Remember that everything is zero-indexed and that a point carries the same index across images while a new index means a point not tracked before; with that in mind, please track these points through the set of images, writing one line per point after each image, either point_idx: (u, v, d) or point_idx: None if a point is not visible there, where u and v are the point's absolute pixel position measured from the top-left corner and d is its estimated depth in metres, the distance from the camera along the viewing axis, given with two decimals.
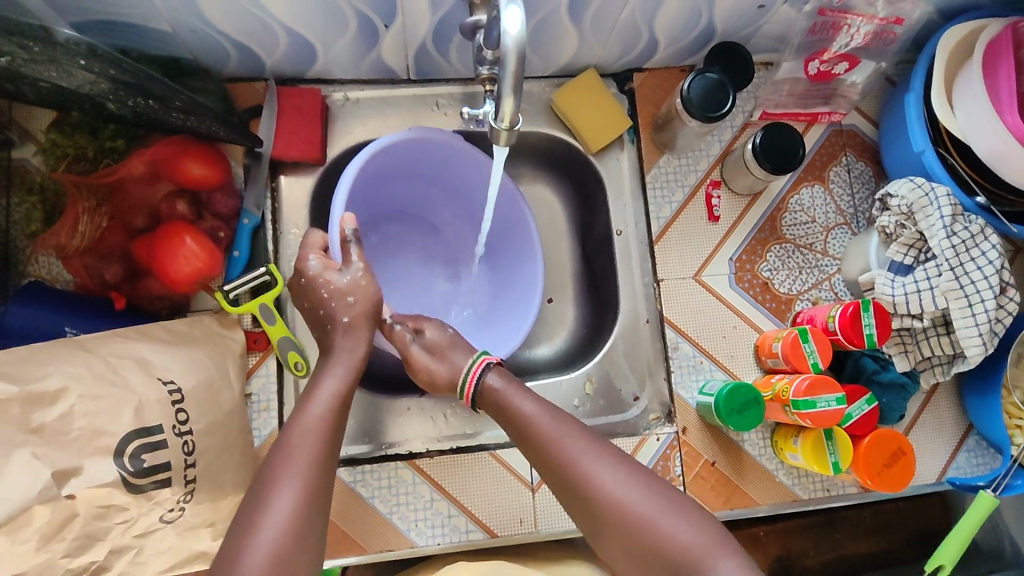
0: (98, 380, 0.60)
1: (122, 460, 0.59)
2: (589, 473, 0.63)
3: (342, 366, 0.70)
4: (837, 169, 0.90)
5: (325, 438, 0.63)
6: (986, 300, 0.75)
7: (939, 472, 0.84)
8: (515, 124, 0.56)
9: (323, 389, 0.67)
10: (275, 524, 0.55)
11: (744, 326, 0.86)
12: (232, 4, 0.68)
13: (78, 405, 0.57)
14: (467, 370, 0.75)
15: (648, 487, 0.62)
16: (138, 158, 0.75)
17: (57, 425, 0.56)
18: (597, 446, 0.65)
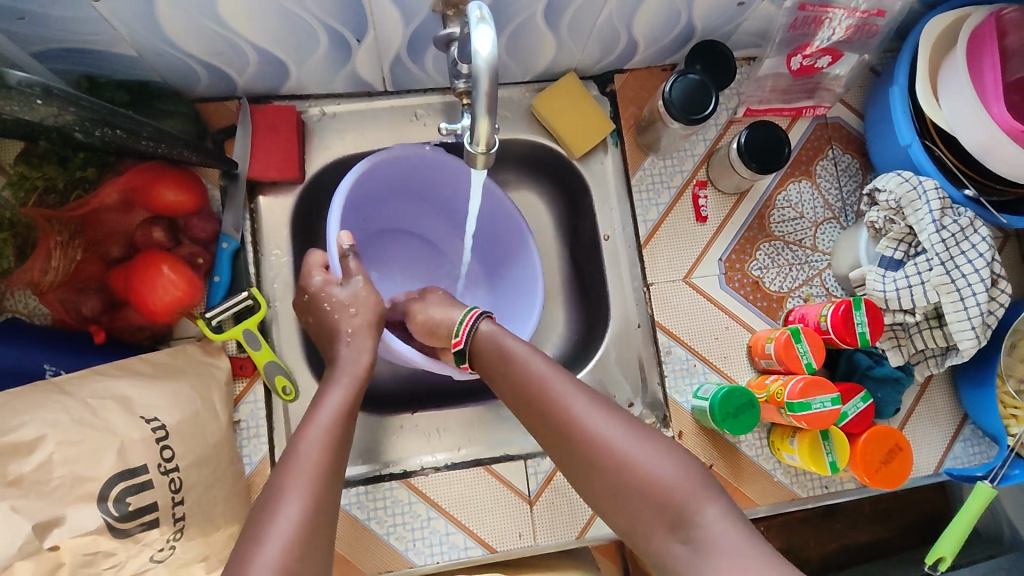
0: (78, 425, 0.58)
1: (106, 505, 0.57)
2: (576, 417, 0.61)
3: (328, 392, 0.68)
4: (823, 163, 0.89)
5: (336, 447, 0.60)
6: (977, 292, 0.74)
7: (936, 463, 0.84)
8: (493, 146, 0.55)
9: None
10: (282, 532, 0.52)
11: (736, 327, 0.85)
12: (196, 25, 0.66)
13: (58, 453, 0.56)
14: (461, 321, 0.74)
15: (636, 430, 0.60)
16: (112, 187, 0.73)
17: (36, 475, 0.55)
18: (585, 390, 0.64)
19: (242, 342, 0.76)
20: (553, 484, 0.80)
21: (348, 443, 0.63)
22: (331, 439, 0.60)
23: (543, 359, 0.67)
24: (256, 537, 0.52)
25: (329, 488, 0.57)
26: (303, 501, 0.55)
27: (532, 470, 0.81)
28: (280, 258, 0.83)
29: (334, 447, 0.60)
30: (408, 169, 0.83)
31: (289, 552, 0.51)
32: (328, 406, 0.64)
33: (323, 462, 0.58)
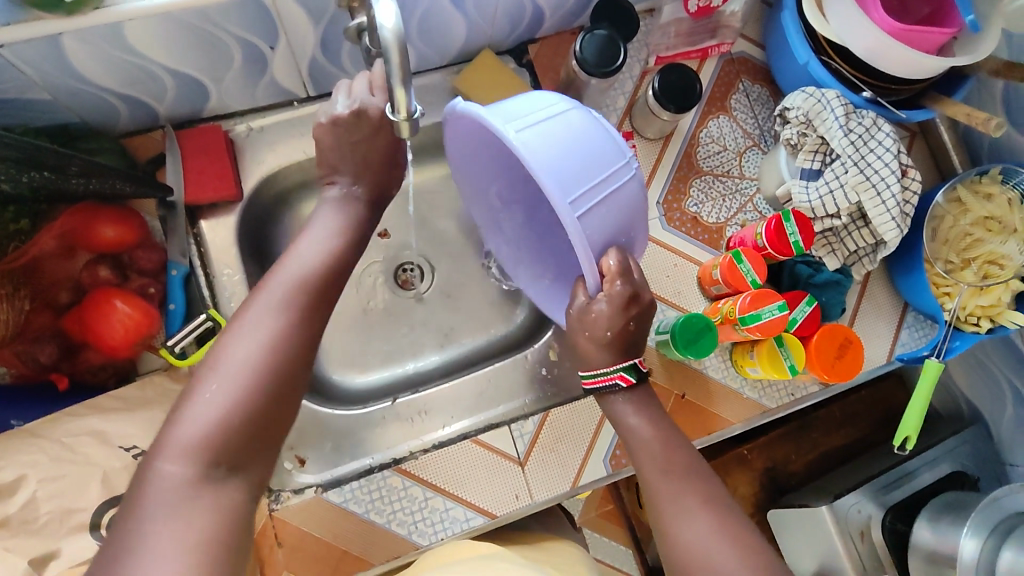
0: (57, 461, 0.59)
1: (99, 531, 0.59)
2: (674, 515, 0.63)
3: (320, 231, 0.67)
4: (737, 96, 0.94)
5: (299, 309, 0.59)
6: (891, 184, 0.80)
7: (887, 353, 0.90)
8: (415, 111, 0.56)
9: (306, 249, 0.64)
10: (225, 381, 0.53)
11: (684, 263, 0.90)
12: (105, 56, 0.66)
13: (40, 491, 0.57)
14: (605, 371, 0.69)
15: (736, 542, 0.60)
16: (48, 233, 0.72)
17: (22, 515, 0.57)
18: (695, 492, 0.64)
19: None
20: (539, 443, 0.83)
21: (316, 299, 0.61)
22: (299, 290, 0.60)
23: (665, 438, 0.68)
24: (207, 375, 0.53)
25: (285, 358, 0.56)
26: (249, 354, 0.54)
27: (517, 433, 0.83)
28: (231, 276, 0.82)
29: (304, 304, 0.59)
30: (467, 170, 0.79)
31: (223, 412, 0.52)
32: (292, 264, 0.62)
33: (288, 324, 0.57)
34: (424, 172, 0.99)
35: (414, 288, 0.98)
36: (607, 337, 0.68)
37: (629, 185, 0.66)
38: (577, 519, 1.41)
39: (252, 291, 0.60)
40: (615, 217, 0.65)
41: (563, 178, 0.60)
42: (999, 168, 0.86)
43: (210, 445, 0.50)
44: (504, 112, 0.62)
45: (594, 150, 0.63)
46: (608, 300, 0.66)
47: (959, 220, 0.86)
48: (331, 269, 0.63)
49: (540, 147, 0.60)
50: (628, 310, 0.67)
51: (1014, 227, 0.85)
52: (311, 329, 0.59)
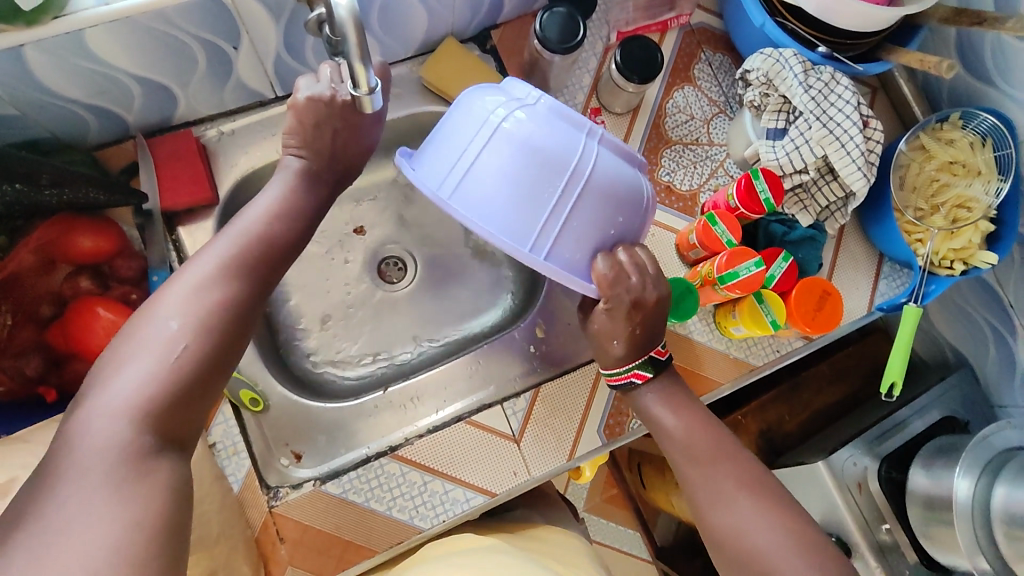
0: None
1: None
2: (719, 505, 0.67)
3: (270, 199, 0.68)
4: (699, 66, 0.96)
5: (235, 277, 0.60)
6: (854, 136, 0.82)
7: (867, 304, 0.92)
8: (374, 85, 0.57)
9: (255, 209, 0.67)
10: (161, 345, 0.54)
11: (661, 232, 0.91)
12: (69, 65, 0.67)
13: None
14: (621, 368, 0.77)
15: (779, 522, 0.65)
16: (25, 248, 0.72)
17: None
18: (734, 480, 0.68)
19: None
20: (533, 419, 0.84)
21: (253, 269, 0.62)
22: (239, 259, 0.61)
23: (693, 431, 0.73)
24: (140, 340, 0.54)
25: (223, 328, 0.57)
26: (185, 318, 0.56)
27: (511, 411, 0.84)
28: None
29: (243, 273, 0.61)
30: None
31: (157, 374, 0.53)
32: (235, 233, 0.63)
33: (228, 292, 0.59)
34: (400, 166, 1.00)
35: (398, 281, 0.99)
36: (613, 347, 0.76)
37: (595, 174, 0.66)
38: (584, 507, 1.44)
39: (188, 260, 0.60)
40: (593, 216, 0.67)
41: (513, 214, 0.65)
42: (959, 113, 0.88)
43: (143, 406, 0.51)
44: (440, 163, 0.67)
45: (539, 166, 0.65)
46: (611, 314, 0.74)
47: (924, 166, 0.88)
48: (271, 236, 0.65)
49: (479, 192, 0.65)
50: (631, 317, 0.73)
51: (978, 169, 0.87)
52: (249, 298, 0.60)
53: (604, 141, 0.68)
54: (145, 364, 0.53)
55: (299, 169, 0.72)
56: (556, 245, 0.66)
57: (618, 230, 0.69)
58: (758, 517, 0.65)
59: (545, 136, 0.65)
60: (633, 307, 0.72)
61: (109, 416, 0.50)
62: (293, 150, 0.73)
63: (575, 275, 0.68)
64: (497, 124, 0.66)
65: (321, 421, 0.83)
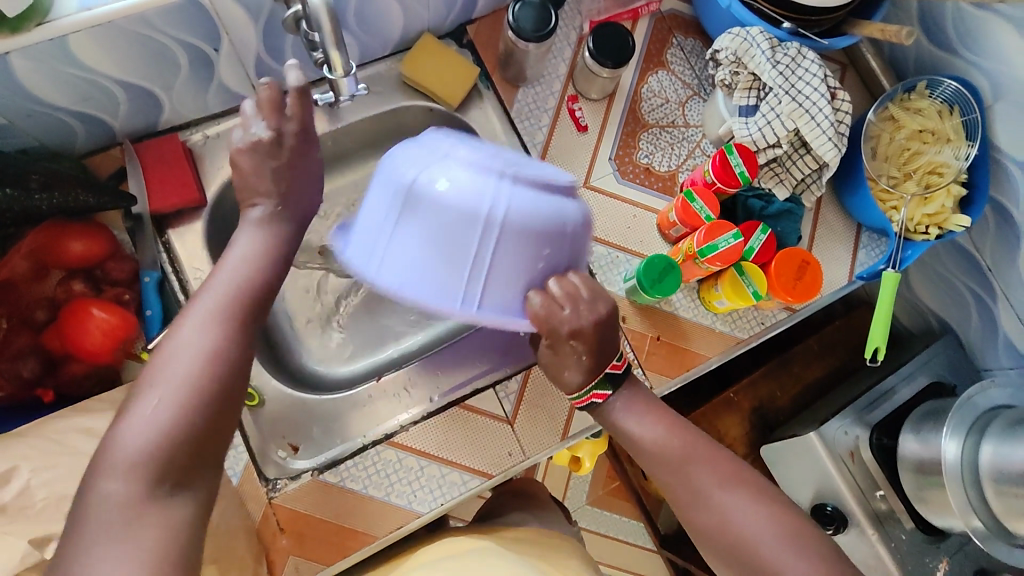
0: (46, 452, 0.62)
1: None
2: (706, 493, 0.69)
3: (242, 245, 0.66)
4: (672, 51, 0.98)
5: (226, 329, 0.59)
6: (822, 107, 0.85)
7: (848, 274, 0.94)
8: (349, 70, 0.66)
9: (237, 253, 0.65)
10: (156, 406, 0.54)
11: (642, 213, 0.93)
12: (54, 72, 0.69)
13: (34, 478, 0.60)
14: (577, 396, 0.75)
15: (761, 508, 0.68)
16: (17, 254, 0.74)
17: (19, 502, 0.59)
18: (716, 467, 0.70)
19: None
20: (525, 400, 0.85)
21: (250, 319, 0.61)
22: (233, 304, 0.61)
23: (671, 424, 0.73)
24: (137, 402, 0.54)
25: (218, 385, 0.57)
26: (179, 381, 0.55)
27: (503, 393, 0.85)
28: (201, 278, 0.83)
29: (238, 320, 0.60)
30: None
31: (159, 433, 0.53)
32: (223, 285, 0.62)
33: (221, 342, 0.58)
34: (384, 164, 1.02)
35: None
36: (567, 378, 0.74)
37: (508, 216, 0.63)
38: (586, 500, 1.44)
39: (179, 314, 0.60)
40: (519, 258, 0.65)
41: (439, 267, 0.65)
42: (925, 82, 0.91)
43: (146, 465, 0.52)
44: (362, 224, 0.68)
45: (450, 219, 0.64)
46: (553, 347, 0.72)
47: (895, 136, 0.91)
48: (258, 282, 0.63)
49: (396, 256, 0.66)
50: (574, 345, 0.71)
51: (947, 136, 0.90)
52: (241, 347, 0.60)
53: (519, 178, 0.64)
54: (144, 425, 0.53)
55: (264, 211, 0.69)
56: (485, 294, 0.66)
57: (546, 264, 0.68)
58: (735, 495, 0.69)
59: (446, 196, 0.63)
60: (579, 333, 0.70)
61: (117, 476, 0.52)
62: (251, 201, 0.69)
63: (504, 317, 0.67)
64: (411, 180, 0.65)
65: (320, 411, 0.85)
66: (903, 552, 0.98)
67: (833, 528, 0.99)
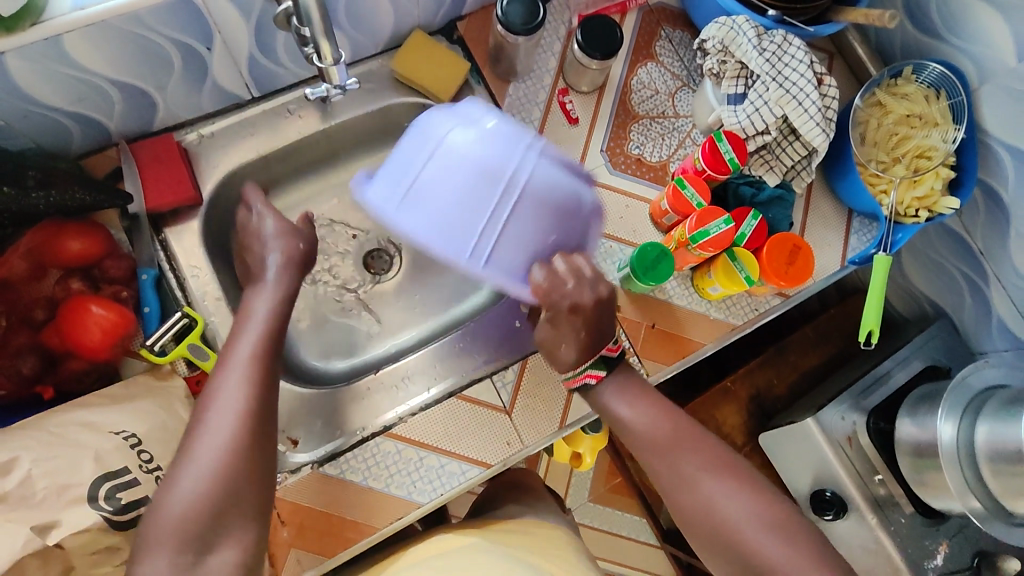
0: (47, 443, 0.64)
1: (98, 503, 0.64)
2: (690, 482, 0.70)
3: (260, 307, 0.72)
4: (661, 43, 0.99)
5: (252, 392, 0.65)
6: (809, 93, 0.86)
7: (840, 259, 0.95)
8: (338, 57, 0.69)
9: (252, 320, 0.71)
10: (198, 469, 0.59)
11: (635, 203, 0.94)
12: (50, 72, 0.69)
13: (34, 468, 0.62)
14: (573, 372, 0.77)
15: (748, 497, 0.68)
16: (16, 253, 0.75)
17: (21, 490, 0.61)
18: (702, 456, 0.71)
19: (190, 358, 0.79)
20: (522, 390, 0.86)
21: (271, 382, 0.67)
22: (254, 382, 0.65)
23: (658, 413, 0.75)
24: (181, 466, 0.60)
25: (250, 442, 0.62)
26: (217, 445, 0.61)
27: (500, 384, 0.86)
28: (198, 273, 0.85)
29: (259, 397, 0.65)
30: None
31: (201, 494, 0.59)
32: (243, 352, 0.67)
33: (243, 423, 0.63)
34: (379, 161, 1.02)
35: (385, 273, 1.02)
36: (562, 353, 0.76)
37: (530, 185, 0.67)
38: (590, 498, 1.44)
39: (206, 385, 0.66)
40: (532, 224, 0.69)
41: (448, 217, 0.67)
42: (910, 67, 0.92)
43: (192, 524, 0.58)
44: (403, 155, 0.70)
45: (488, 176, 0.67)
46: (552, 321, 0.74)
47: (882, 121, 0.92)
48: (272, 347, 0.69)
49: (421, 204, 0.67)
50: (573, 321, 0.73)
51: (934, 120, 0.90)
52: (267, 407, 0.65)
53: (544, 153, 0.69)
54: (190, 488, 0.59)
55: (277, 268, 0.76)
56: (494, 253, 0.69)
57: (557, 239, 0.71)
58: (721, 483, 0.69)
59: (492, 137, 0.67)
60: (576, 310, 0.72)
61: (166, 537, 0.57)
62: (261, 257, 0.77)
63: (510, 280, 0.70)
64: (442, 138, 0.69)
65: (315, 406, 0.84)
66: (902, 536, 0.98)
67: (833, 513, 1.00)
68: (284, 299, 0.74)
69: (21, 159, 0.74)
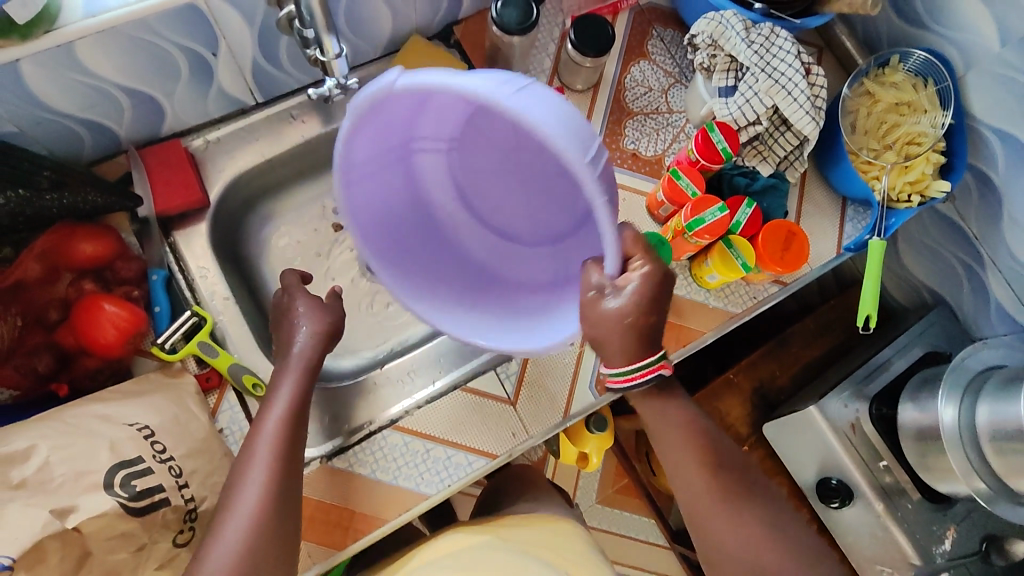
0: (64, 433, 0.65)
1: (114, 489, 0.64)
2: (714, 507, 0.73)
3: (291, 376, 0.73)
4: (653, 42, 1.02)
5: (280, 470, 0.66)
6: (798, 83, 0.88)
7: (836, 246, 0.97)
8: (338, 51, 0.73)
9: (280, 395, 0.71)
10: (225, 546, 0.61)
11: (632, 196, 0.96)
12: (62, 79, 0.72)
13: (53, 455, 0.63)
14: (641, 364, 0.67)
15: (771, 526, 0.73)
16: (30, 257, 0.77)
17: (39, 476, 0.62)
18: (728, 482, 0.74)
19: (200, 355, 0.81)
20: (526, 381, 0.87)
21: (295, 457, 0.69)
22: (277, 463, 0.66)
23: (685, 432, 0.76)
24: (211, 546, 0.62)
25: (271, 525, 0.63)
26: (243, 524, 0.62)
27: (504, 374, 0.87)
28: (207, 273, 0.88)
29: (279, 482, 0.65)
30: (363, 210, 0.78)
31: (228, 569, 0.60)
32: (268, 432, 0.68)
33: (262, 511, 0.63)
34: None
35: None
36: (642, 323, 0.65)
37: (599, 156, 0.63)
38: (597, 499, 1.43)
39: (237, 464, 0.67)
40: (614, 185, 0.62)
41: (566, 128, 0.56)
42: (897, 55, 0.94)
43: None
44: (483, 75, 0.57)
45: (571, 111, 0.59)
46: (638, 283, 0.64)
47: (872, 110, 0.94)
48: (296, 427, 0.70)
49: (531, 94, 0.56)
50: (658, 291, 0.65)
51: (923, 107, 0.92)
52: (290, 487, 0.67)
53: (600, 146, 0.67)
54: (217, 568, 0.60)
55: (311, 333, 0.76)
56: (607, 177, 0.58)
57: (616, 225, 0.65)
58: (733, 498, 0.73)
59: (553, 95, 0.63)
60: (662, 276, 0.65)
61: None
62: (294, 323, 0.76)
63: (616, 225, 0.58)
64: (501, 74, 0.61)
65: (321, 403, 0.85)
66: (909, 522, 0.99)
67: (839, 500, 1.01)
68: (312, 375, 0.74)
69: (36, 158, 0.76)
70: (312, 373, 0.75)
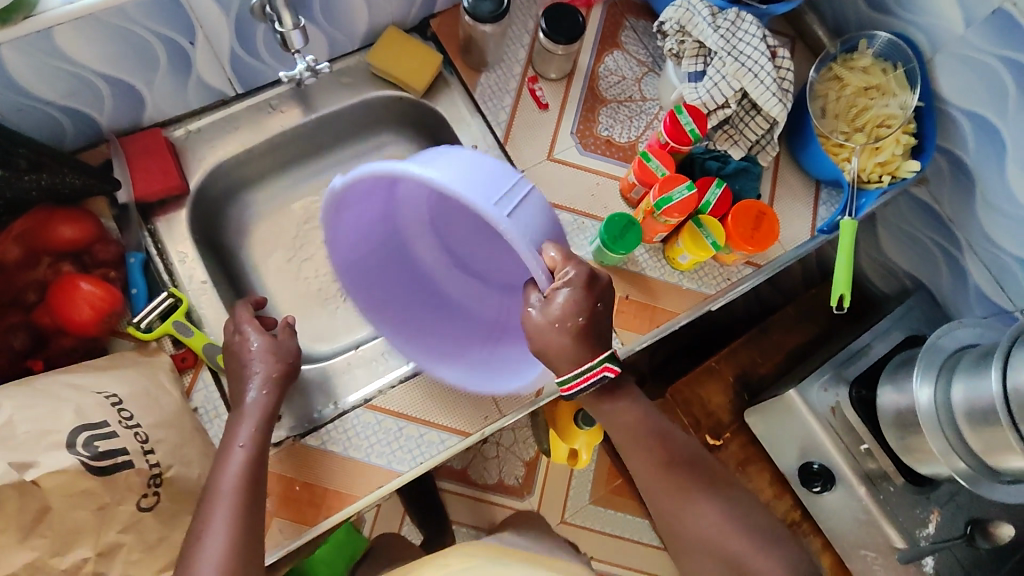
0: (30, 396, 0.67)
1: (76, 449, 0.65)
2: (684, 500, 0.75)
3: (251, 416, 0.74)
4: (626, 33, 1.04)
5: (245, 508, 0.67)
6: (764, 65, 0.89)
7: (810, 228, 0.97)
8: None
9: (241, 436, 0.72)
10: None
11: (605, 181, 0.97)
12: (42, 66, 0.74)
13: (17, 414, 0.64)
14: (584, 365, 0.71)
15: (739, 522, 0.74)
16: (9, 238, 0.79)
17: (2, 434, 0.63)
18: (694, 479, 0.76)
19: (175, 334, 0.82)
20: None
21: (259, 493, 0.70)
22: (243, 504, 0.67)
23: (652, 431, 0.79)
24: None
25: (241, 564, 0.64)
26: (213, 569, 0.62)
27: None
28: (184, 253, 0.89)
29: (242, 530, 0.66)
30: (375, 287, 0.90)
31: None
32: (233, 473, 0.69)
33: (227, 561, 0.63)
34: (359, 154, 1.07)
35: None
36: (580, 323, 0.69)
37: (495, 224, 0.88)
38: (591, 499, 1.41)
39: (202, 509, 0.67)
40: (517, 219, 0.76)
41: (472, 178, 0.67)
42: (864, 40, 0.96)
43: None
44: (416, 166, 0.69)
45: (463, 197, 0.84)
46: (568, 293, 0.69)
47: (841, 93, 0.96)
48: (258, 468, 0.71)
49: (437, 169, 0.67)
50: (592, 291, 0.70)
51: (890, 90, 0.94)
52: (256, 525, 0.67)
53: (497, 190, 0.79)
54: None
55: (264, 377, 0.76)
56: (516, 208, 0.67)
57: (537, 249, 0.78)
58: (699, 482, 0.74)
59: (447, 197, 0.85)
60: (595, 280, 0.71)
61: None
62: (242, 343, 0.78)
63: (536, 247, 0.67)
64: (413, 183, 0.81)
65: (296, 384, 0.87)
66: (892, 504, 0.98)
67: (820, 484, 1.01)
68: (270, 418, 0.75)
69: None
70: (272, 410, 0.75)
